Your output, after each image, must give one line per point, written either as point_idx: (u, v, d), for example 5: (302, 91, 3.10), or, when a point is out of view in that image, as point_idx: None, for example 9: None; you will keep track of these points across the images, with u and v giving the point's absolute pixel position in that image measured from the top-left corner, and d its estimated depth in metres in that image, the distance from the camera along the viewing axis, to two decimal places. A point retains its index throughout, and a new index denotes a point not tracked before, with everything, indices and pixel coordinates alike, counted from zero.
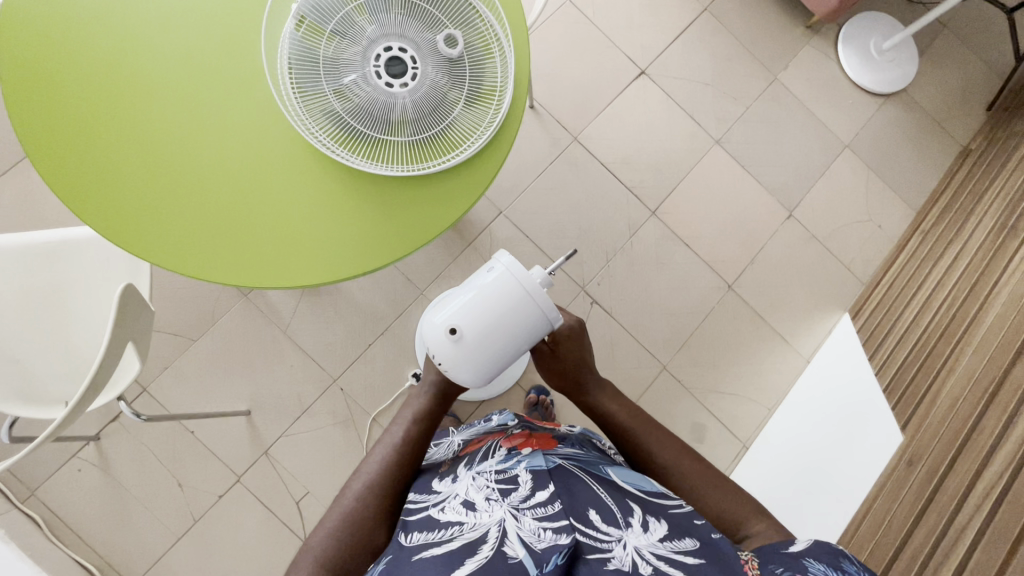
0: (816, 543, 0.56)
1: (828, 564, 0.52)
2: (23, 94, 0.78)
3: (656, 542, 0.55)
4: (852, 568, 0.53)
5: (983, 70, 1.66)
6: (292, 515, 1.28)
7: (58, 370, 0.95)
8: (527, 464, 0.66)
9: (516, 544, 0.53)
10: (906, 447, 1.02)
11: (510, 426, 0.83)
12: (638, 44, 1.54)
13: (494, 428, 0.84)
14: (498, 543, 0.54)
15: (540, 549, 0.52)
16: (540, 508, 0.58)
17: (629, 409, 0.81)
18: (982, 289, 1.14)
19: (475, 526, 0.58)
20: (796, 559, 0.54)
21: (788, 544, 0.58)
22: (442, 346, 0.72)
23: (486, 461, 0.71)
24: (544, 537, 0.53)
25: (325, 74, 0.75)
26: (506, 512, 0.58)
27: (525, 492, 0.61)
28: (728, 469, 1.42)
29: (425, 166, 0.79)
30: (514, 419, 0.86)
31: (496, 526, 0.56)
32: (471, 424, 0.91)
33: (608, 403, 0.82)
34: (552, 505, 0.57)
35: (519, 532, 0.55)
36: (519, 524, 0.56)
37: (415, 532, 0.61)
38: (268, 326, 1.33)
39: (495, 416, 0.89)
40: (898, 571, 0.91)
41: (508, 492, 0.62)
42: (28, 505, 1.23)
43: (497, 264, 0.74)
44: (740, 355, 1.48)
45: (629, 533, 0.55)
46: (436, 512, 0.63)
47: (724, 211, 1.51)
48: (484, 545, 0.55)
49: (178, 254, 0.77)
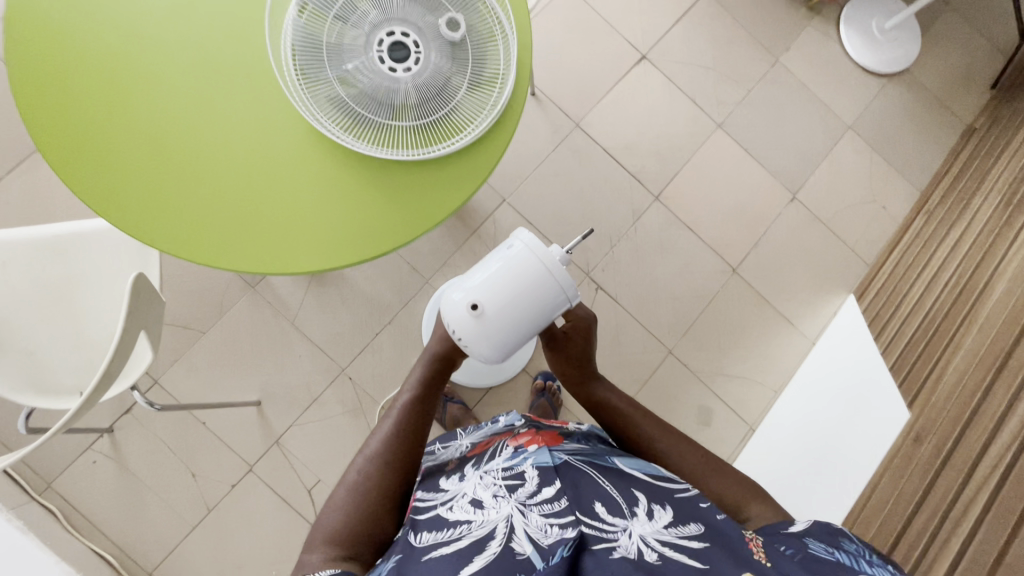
0: (815, 523, 0.58)
1: (827, 543, 0.54)
2: (29, 86, 0.79)
3: (660, 529, 0.55)
4: (850, 544, 0.54)
5: (987, 48, 1.64)
6: (305, 503, 1.30)
7: (70, 362, 0.96)
8: (533, 461, 0.66)
9: (524, 541, 0.54)
10: (913, 425, 1.03)
11: (516, 426, 0.82)
12: (638, 28, 1.53)
13: (501, 430, 0.83)
14: (506, 539, 0.55)
15: (546, 544, 0.53)
16: (547, 504, 0.58)
17: (628, 400, 0.82)
18: (987, 267, 1.14)
19: (483, 523, 0.58)
20: (796, 538, 0.55)
21: (788, 525, 0.59)
22: (464, 321, 0.74)
23: (492, 460, 0.71)
24: (551, 533, 0.54)
25: (329, 60, 0.76)
26: (514, 508, 0.58)
27: (532, 488, 0.62)
28: (735, 451, 1.44)
29: (428, 151, 0.80)
30: (521, 419, 0.85)
31: (504, 522, 0.57)
32: (479, 425, 0.89)
33: (607, 393, 0.84)
34: (558, 502, 0.58)
35: (526, 528, 0.56)
36: (527, 521, 0.57)
37: (425, 531, 0.61)
38: (277, 318, 1.34)
39: (502, 417, 0.88)
40: (906, 545, 0.92)
41: (514, 488, 0.62)
42: (44, 497, 1.24)
43: (517, 241, 0.74)
44: (745, 338, 1.48)
45: (634, 522, 0.56)
46: (445, 511, 0.63)
47: (728, 196, 1.51)
48: (493, 541, 0.55)
49: (187, 240, 0.78)
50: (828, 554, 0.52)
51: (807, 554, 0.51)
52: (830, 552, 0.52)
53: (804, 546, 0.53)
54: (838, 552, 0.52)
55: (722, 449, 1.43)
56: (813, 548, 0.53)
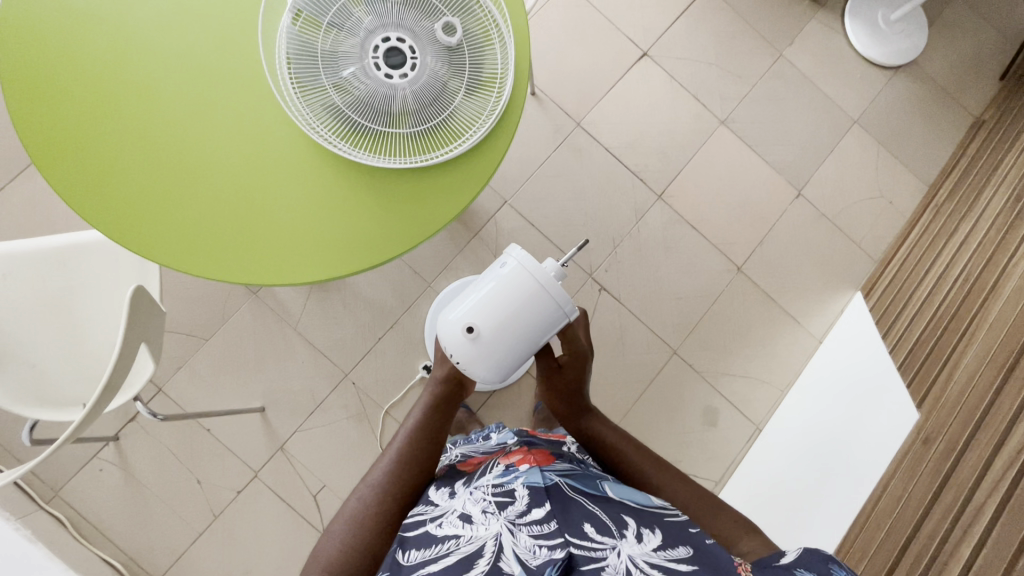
0: (806, 549, 0.56)
1: (819, 572, 0.53)
2: (25, 101, 0.78)
3: (650, 552, 0.55)
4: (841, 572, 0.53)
5: (996, 38, 1.61)
6: (311, 508, 1.30)
7: (73, 373, 0.96)
8: (524, 479, 0.65)
9: (512, 560, 0.54)
10: (922, 425, 1.00)
11: (508, 444, 0.81)
12: (639, 25, 1.51)
13: (493, 447, 0.82)
14: (494, 558, 0.55)
15: (535, 565, 0.53)
16: (536, 525, 0.57)
17: (620, 433, 0.81)
18: (998, 263, 1.12)
19: (472, 540, 0.58)
20: (786, 569, 0.54)
21: (779, 555, 0.58)
22: (460, 344, 0.73)
23: (483, 476, 0.69)
24: (539, 554, 0.54)
25: (324, 68, 0.75)
26: (503, 526, 0.58)
27: (521, 507, 0.60)
28: (742, 452, 1.43)
29: (425, 158, 0.79)
30: (513, 436, 0.85)
31: (493, 540, 0.56)
32: (471, 440, 0.90)
33: (599, 426, 0.82)
34: (548, 523, 0.57)
35: (514, 547, 0.55)
36: (515, 540, 0.56)
37: (413, 549, 0.60)
38: (279, 324, 1.34)
39: (495, 434, 0.88)
40: (915, 547, 0.90)
41: (504, 505, 0.61)
42: (52, 506, 1.25)
43: (509, 259, 0.73)
44: (751, 338, 1.47)
45: (624, 543, 0.55)
46: (434, 527, 0.62)
47: (731, 194, 1.50)
48: (481, 559, 0.55)
49: (184, 251, 0.78)
50: None
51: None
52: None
53: None
54: None
55: (728, 450, 1.42)
56: None
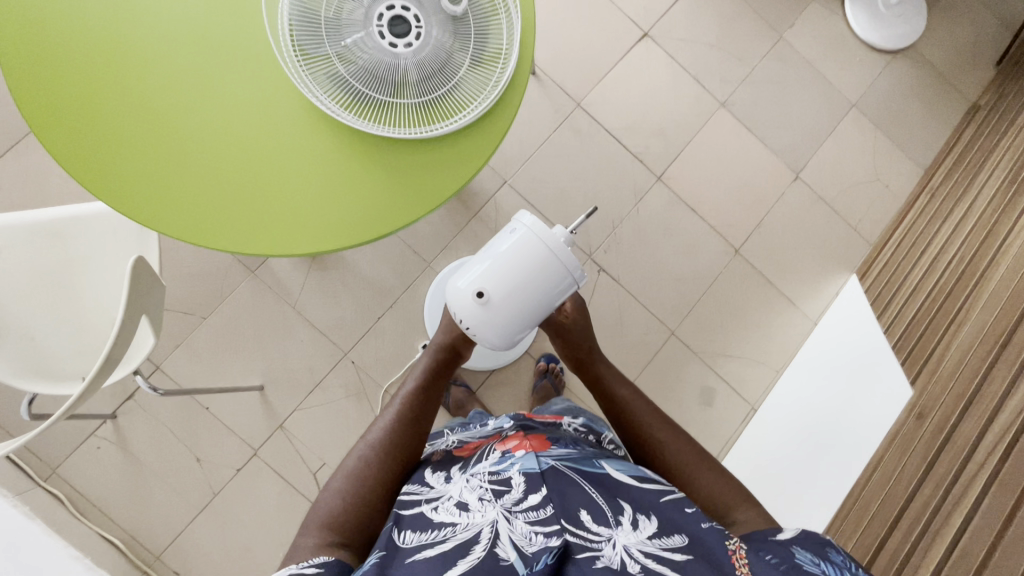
0: (803, 531, 0.57)
1: (815, 552, 0.54)
2: (20, 63, 0.77)
3: (645, 540, 0.55)
4: (838, 556, 0.54)
5: (993, 23, 1.62)
6: (310, 486, 1.31)
7: (69, 346, 0.95)
8: (520, 466, 0.66)
9: (508, 547, 0.55)
10: (916, 402, 1.03)
11: (505, 428, 0.81)
12: (640, 5, 1.50)
13: (490, 432, 0.82)
14: (490, 544, 0.55)
15: (530, 552, 0.54)
16: (533, 511, 0.58)
17: (627, 391, 0.81)
18: (990, 246, 1.14)
19: (468, 526, 0.58)
20: (783, 547, 0.55)
21: (775, 531, 0.59)
22: (469, 309, 0.73)
23: (479, 463, 0.70)
24: (535, 541, 0.55)
25: (328, 36, 0.73)
26: (499, 514, 0.58)
27: (517, 495, 0.61)
28: (738, 431, 1.44)
29: (429, 129, 0.78)
30: (510, 421, 0.84)
31: (489, 527, 0.57)
32: (469, 426, 0.90)
33: (608, 383, 0.83)
34: (544, 509, 0.58)
35: (510, 534, 0.56)
36: (511, 527, 0.57)
37: (409, 531, 0.60)
38: (277, 302, 1.34)
39: (493, 420, 0.88)
40: (906, 522, 0.92)
41: (500, 493, 0.62)
42: (49, 483, 1.25)
43: (519, 225, 0.74)
44: (748, 319, 1.48)
45: (619, 531, 0.56)
46: (429, 510, 0.62)
47: (731, 177, 1.50)
48: (477, 545, 0.55)
49: (185, 219, 0.77)
50: (814, 568, 0.52)
51: (794, 568, 0.52)
52: (816, 565, 0.52)
53: (790, 558, 0.53)
54: (825, 563, 0.52)
55: (723, 429, 1.44)
56: (799, 560, 0.53)
